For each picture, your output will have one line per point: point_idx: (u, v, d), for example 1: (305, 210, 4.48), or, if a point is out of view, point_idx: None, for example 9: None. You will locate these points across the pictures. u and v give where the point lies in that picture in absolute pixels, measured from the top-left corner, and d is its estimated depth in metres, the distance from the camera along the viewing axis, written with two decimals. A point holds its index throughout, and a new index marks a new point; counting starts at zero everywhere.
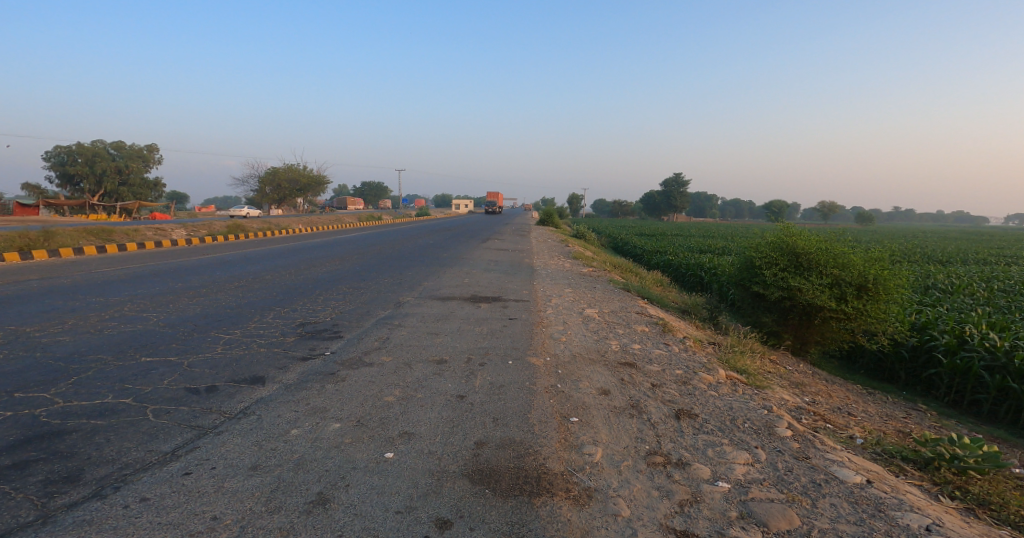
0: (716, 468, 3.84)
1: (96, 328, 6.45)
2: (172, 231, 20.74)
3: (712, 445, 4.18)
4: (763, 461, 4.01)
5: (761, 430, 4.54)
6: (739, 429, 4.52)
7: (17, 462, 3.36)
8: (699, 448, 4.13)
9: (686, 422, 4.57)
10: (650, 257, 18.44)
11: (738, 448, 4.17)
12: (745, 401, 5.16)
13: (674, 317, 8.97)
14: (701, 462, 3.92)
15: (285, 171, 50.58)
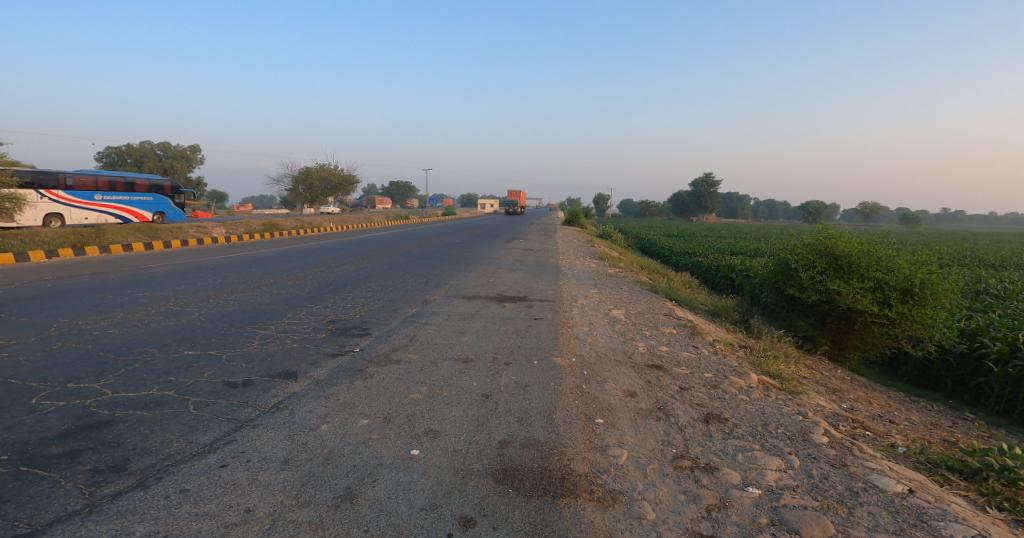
0: (746, 474, 3.77)
1: (142, 322, 6.74)
2: (211, 229, 21.49)
3: (742, 450, 4.10)
4: (796, 467, 3.92)
5: (795, 436, 4.43)
6: (771, 434, 4.42)
7: (69, 451, 3.55)
8: (728, 453, 4.05)
9: (716, 426, 4.50)
10: (680, 258, 18.17)
11: (770, 454, 4.08)
12: (778, 407, 5.04)
13: (705, 319, 8.81)
14: (731, 467, 3.85)
15: (318, 171, 51.67)
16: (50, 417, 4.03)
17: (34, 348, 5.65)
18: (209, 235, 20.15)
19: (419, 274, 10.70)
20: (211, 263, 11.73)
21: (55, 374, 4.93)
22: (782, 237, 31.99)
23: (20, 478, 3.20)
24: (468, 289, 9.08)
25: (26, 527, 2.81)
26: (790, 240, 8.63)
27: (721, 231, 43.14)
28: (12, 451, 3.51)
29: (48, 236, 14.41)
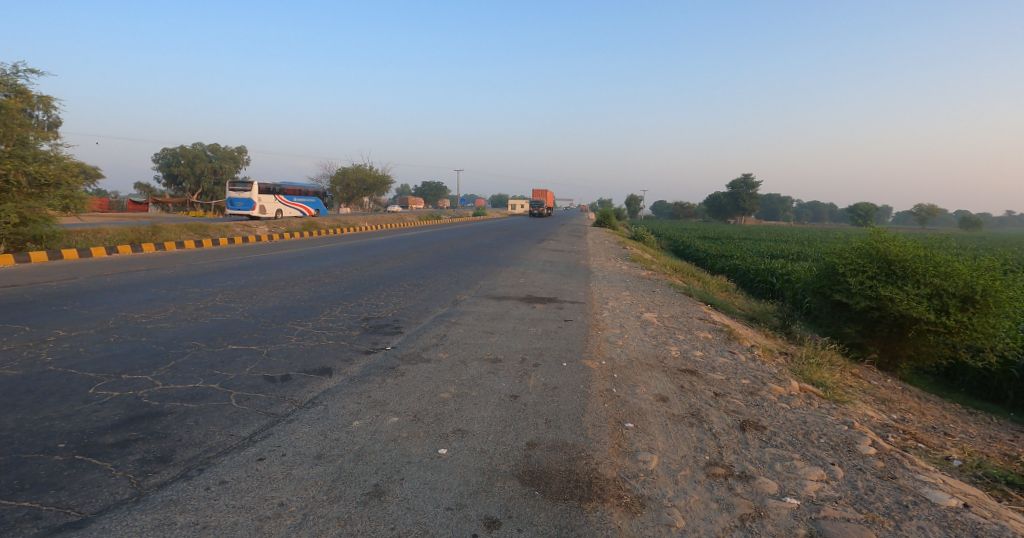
0: (784, 483, 3.65)
1: (191, 317, 7.04)
2: (256, 227, 22.22)
3: (780, 459, 3.97)
4: (839, 478, 3.77)
5: (839, 446, 4.26)
6: (812, 444, 4.26)
7: (120, 440, 3.74)
8: (765, 461, 3.93)
9: (752, 433, 4.37)
10: (717, 261, 17.74)
11: (811, 464, 3.94)
12: (822, 416, 4.85)
13: (745, 325, 8.58)
14: (767, 476, 3.73)
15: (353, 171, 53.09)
16: (104, 407, 4.25)
17: (92, 340, 5.97)
18: (253, 233, 20.86)
19: (451, 273, 10.80)
20: (257, 260, 12.15)
21: (111, 365, 5.20)
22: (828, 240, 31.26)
23: (76, 466, 3.39)
24: (498, 289, 9.12)
25: (78, 514, 2.96)
26: (839, 244, 8.31)
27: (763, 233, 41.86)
28: (69, 439, 3.72)
29: (110, 233, 15.22)
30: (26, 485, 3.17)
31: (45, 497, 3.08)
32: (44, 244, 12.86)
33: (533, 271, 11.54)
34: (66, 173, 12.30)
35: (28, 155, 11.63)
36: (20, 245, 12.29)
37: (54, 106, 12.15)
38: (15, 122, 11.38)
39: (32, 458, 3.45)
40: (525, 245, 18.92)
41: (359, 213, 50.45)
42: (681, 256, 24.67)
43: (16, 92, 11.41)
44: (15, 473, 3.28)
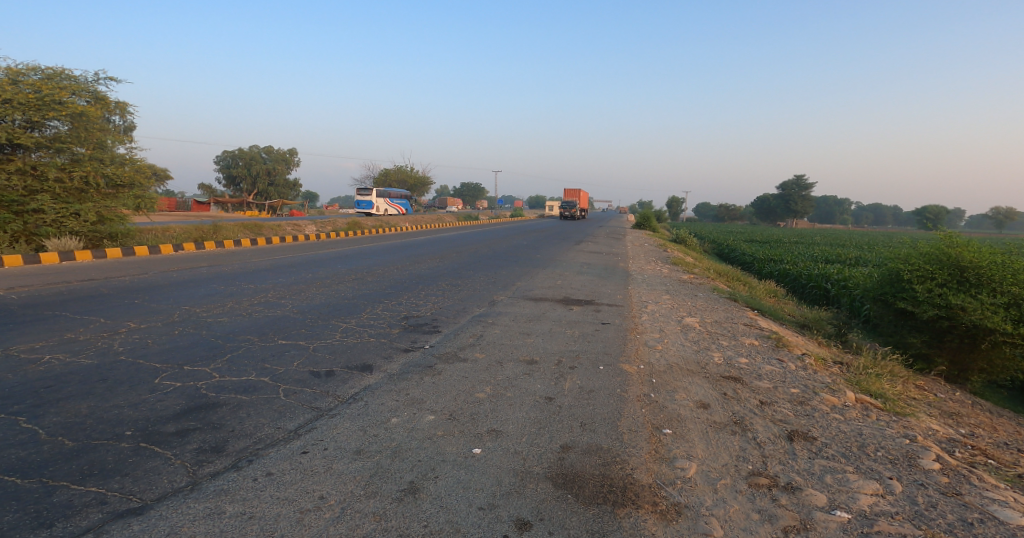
0: (834, 496, 3.49)
1: (245, 311, 7.37)
2: (306, 226, 23.02)
3: (831, 471, 3.80)
4: (895, 493, 3.57)
5: (898, 460, 4.03)
6: (867, 457, 4.05)
7: (180, 430, 3.95)
8: (814, 473, 3.77)
9: (801, 444, 4.20)
10: (766, 265, 17.15)
11: (865, 477, 3.75)
12: (880, 428, 4.60)
13: (796, 332, 8.24)
14: (816, 488, 3.58)
15: (398, 172, 55.43)
16: (167, 397, 4.50)
17: (158, 332, 6.33)
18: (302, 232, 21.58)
19: (489, 274, 10.89)
20: (310, 258, 12.59)
21: (174, 356, 5.51)
22: (883, 243, 29.74)
23: (139, 454, 3.61)
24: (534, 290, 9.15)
25: (138, 500, 3.12)
26: (903, 248, 7.87)
27: (811, 236, 40.60)
28: (135, 428, 3.95)
29: (176, 231, 16.09)
30: (94, 470, 3.38)
31: (110, 482, 3.27)
32: (119, 241, 13.73)
33: (571, 273, 11.48)
34: (139, 174, 13.12)
35: (106, 158, 12.45)
36: (97, 242, 13.16)
37: (130, 112, 12.95)
38: (95, 127, 12.20)
39: (100, 445, 3.69)
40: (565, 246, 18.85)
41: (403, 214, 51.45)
42: (726, 260, 23.99)
43: (97, 99, 12.22)
44: (86, 459, 3.51)
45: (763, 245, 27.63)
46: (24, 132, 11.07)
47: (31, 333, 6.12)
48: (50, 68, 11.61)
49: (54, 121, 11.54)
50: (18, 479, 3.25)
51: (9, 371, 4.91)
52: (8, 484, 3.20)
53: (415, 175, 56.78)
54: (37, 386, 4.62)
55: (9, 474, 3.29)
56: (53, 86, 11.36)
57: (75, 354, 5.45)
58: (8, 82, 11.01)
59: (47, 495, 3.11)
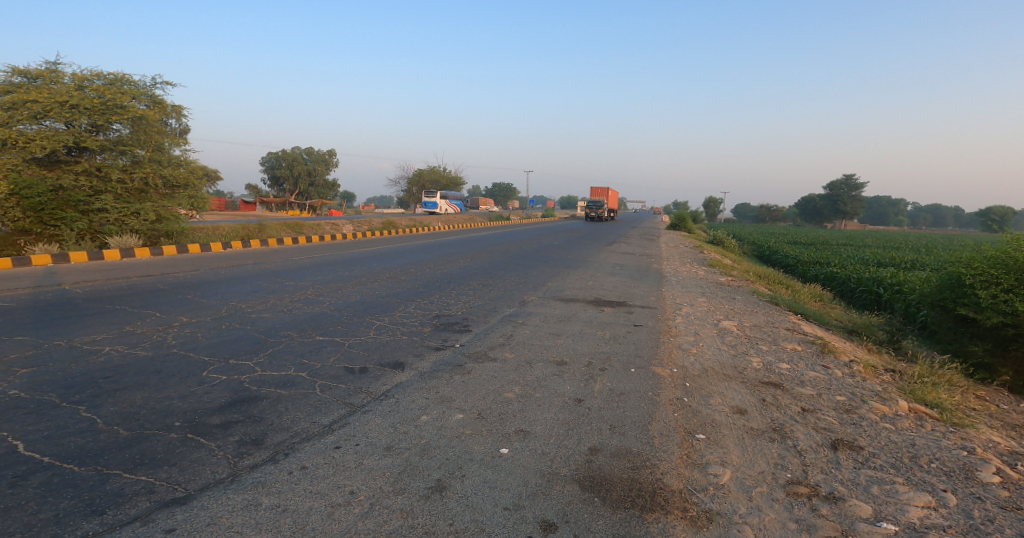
0: (880, 508, 3.34)
1: (287, 308, 7.58)
2: (344, 226, 23.58)
3: (878, 482, 3.63)
4: (949, 506, 3.39)
5: (954, 472, 3.82)
6: (920, 468, 3.85)
7: (223, 422, 4.10)
8: (859, 484, 3.61)
9: (845, 453, 4.02)
10: (811, 268, 16.57)
11: (916, 489, 3.57)
12: (935, 439, 4.37)
13: (843, 338, 7.92)
14: (861, 499, 3.43)
15: (429, 171, 56.60)
16: (213, 389, 4.67)
17: (207, 326, 6.59)
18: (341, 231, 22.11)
19: (520, 274, 10.90)
20: (349, 257, 12.88)
21: (220, 350, 5.73)
22: (937, 247, 28.30)
23: (186, 444, 3.76)
24: (565, 291, 9.10)
25: (183, 490, 3.24)
26: (964, 252, 7.48)
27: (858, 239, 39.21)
28: (183, 419, 4.12)
29: (225, 230, 16.72)
30: (144, 460, 3.54)
31: (158, 472, 3.41)
32: (174, 240, 14.38)
33: (603, 274, 11.37)
34: (193, 175, 13.70)
35: (163, 159, 13.05)
36: (155, 240, 13.82)
37: (184, 114, 13.53)
38: (153, 130, 12.79)
39: (151, 435, 3.86)
40: (600, 247, 18.65)
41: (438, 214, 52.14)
42: (767, 263, 23.30)
43: (155, 103, 12.81)
44: (137, 448, 3.68)
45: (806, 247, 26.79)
46: (90, 135, 11.72)
47: (93, 326, 6.45)
48: (112, 74, 12.22)
49: (116, 124, 12.17)
50: (76, 466, 3.42)
51: (71, 362, 5.20)
52: (67, 470, 3.38)
53: (450, 176, 57.55)
54: (97, 376, 4.88)
55: (68, 461, 3.47)
56: (115, 91, 11.96)
57: (131, 346, 5.73)
58: (74, 87, 11.65)
59: (102, 482, 3.26)
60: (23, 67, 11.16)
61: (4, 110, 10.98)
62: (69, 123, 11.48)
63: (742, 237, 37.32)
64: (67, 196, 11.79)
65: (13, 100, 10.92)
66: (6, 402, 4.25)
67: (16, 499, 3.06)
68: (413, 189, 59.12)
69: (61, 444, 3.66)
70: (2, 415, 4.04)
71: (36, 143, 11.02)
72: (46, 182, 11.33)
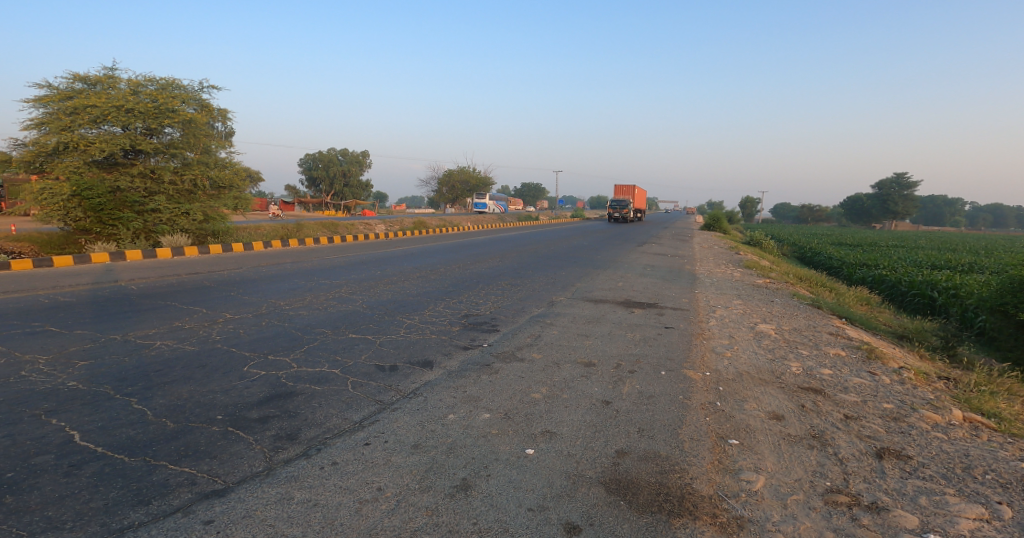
0: (927, 519, 3.19)
1: (322, 306, 7.75)
2: (377, 226, 24.01)
3: (926, 493, 3.46)
4: (1003, 519, 3.21)
5: (1011, 484, 3.61)
6: (973, 480, 3.65)
7: (261, 416, 4.22)
8: (905, 494, 3.45)
9: (892, 462, 3.85)
10: (857, 270, 15.97)
11: (968, 501, 3.39)
12: (991, 450, 4.14)
13: (891, 343, 7.58)
14: (907, 510, 3.28)
15: (459, 171, 57.17)
16: (252, 384, 4.82)
17: (248, 323, 6.80)
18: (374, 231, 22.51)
19: (549, 274, 10.87)
20: (383, 256, 13.06)
21: (259, 346, 5.90)
22: (991, 249, 26.74)
23: (226, 437, 3.88)
24: (595, 292, 9.02)
25: (222, 482, 3.34)
26: None
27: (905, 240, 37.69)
28: (225, 412, 4.26)
29: (266, 229, 17.23)
30: (188, 452, 3.67)
31: (200, 464, 3.53)
32: (219, 239, 14.91)
33: (633, 275, 11.23)
34: (237, 176, 14.17)
35: (210, 161, 13.54)
36: (202, 238, 14.37)
37: (230, 118, 14.00)
38: (201, 133, 13.28)
39: (195, 428, 4.00)
40: (630, 248, 18.47)
41: (469, 214, 52.50)
42: (808, 265, 22.54)
43: (203, 106, 13.29)
44: (182, 440, 3.82)
45: (849, 249, 25.89)
46: (144, 138, 12.28)
47: (147, 321, 6.74)
48: (164, 79, 12.73)
49: (168, 128, 12.69)
50: (126, 456, 3.57)
51: (125, 355, 5.45)
52: (118, 460, 3.52)
53: (480, 176, 57.96)
54: (147, 369, 5.10)
55: (119, 451, 3.63)
56: (167, 96, 12.46)
57: (179, 341, 5.96)
58: (130, 92, 12.17)
59: (149, 473, 3.40)
60: (83, 74, 11.73)
61: (66, 115, 11.55)
62: (125, 127, 12.03)
63: (780, 238, 36.37)
64: (123, 197, 12.35)
65: (75, 106, 11.48)
66: (65, 393, 4.47)
67: (71, 488, 3.20)
68: (445, 189, 59.75)
69: (113, 435, 3.83)
70: (61, 406, 4.25)
71: (95, 146, 11.57)
72: (105, 183, 11.93)
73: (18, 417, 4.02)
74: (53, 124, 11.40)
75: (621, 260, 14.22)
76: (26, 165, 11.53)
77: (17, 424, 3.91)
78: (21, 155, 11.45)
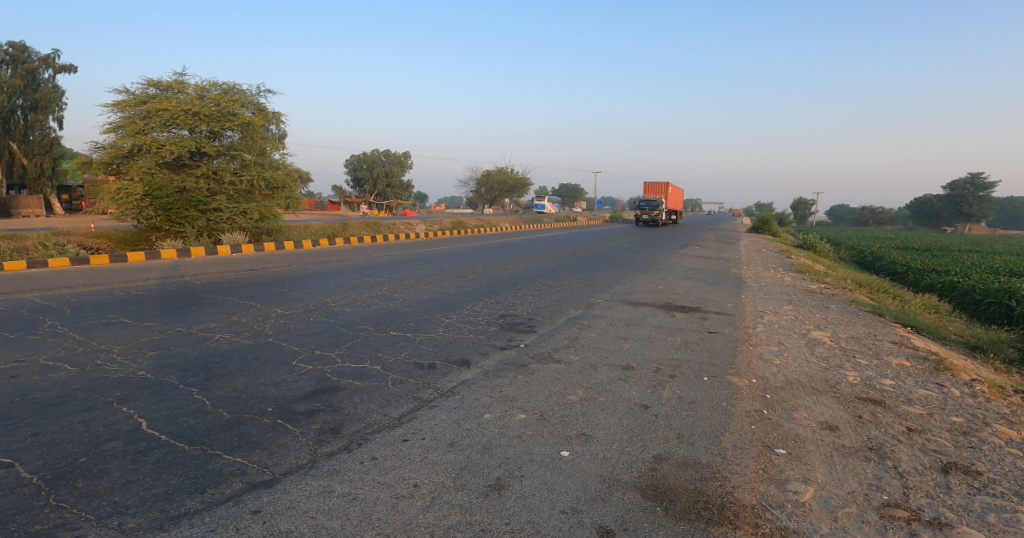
0: None
1: (365, 303, 7.93)
2: (418, 226, 24.40)
3: (995, 510, 3.25)
4: None
5: None
6: None
7: (308, 410, 4.35)
8: (972, 510, 3.25)
9: (957, 478, 3.63)
10: (922, 277, 15.14)
11: None
12: None
13: (961, 354, 7.12)
14: (972, 527, 3.08)
15: (499, 172, 57.49)
16: (300, 378, 4.98)
17: (297, 318, 7.04)
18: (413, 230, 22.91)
19: (586, 275, 10.79)
20: (426, 256, 13.20)
21: (306, 341, 6.09)
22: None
23: (274, 429, 4.03)
24: (635, 294, 8.90)
25: (270, 473, 3.46)
26: None
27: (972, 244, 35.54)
28: (275, 405, 4.42)
29: (313, 228, 17.78)
30: (241, 442, 3.83)
31: (251, 455, 3.67)
32: (271, 237, 15.47)
33: (674, 278, 11.02)
34: (290, 177, 14.62)
35: (266, 163, 14.02)
36: (257, 236, 14.95)
37: (284, 120, 14.50)
38: (258, 135, 13.77)
39: (247, 419, 4.16)
40: (671, 250, 18.12)
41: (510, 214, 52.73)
42: (867, 270, 21.42)
43: (260, 109, 13.76)
44: (235, 431, 3.98)
45: (913, 252, 24.53)
46: (208, 141, 12.88)
47: (206, 315, 7.06)
48: (226, 83, 13.26)
49: (229, 130, 13.26)
50: (186, 445, 3.76)
51: (188, 347, 5.73)
52: (179, 448, 3.71)
53: (518, 177, 58.26)
54: (207, 361, 5.34)
55: (180, 439, 3.82)
56: (229, 99, 12.98)
57: (236, 334, 6.23)
58: (196, 97, 12.79)
59: (205, 462, 3.56)
60: (155, 80, 12.39)
61: (140, 119, 12.24)
62: (191, 130, 12.65)
63: (835, 241, 34.89)
64: (189, 197, 13.01)
65: (148, 110, 12.15)
66: (133, 382, 4.74)
67: (136, 474, 3.39)
68: (484, 190, 60.19)
69: (175, 424, 4.03)
70: (130, 394, 4.50)
71: (165, 149, 12.23)
72: (172, 184, 12.59)
73: (92, 403, 4.28)
74: (128, 128, 12.11)
75: (663, 262, 13.98)
76: (104, 166, 12.30)
77: (91, 410, 4.17)
78: (100, 157, 12.22)
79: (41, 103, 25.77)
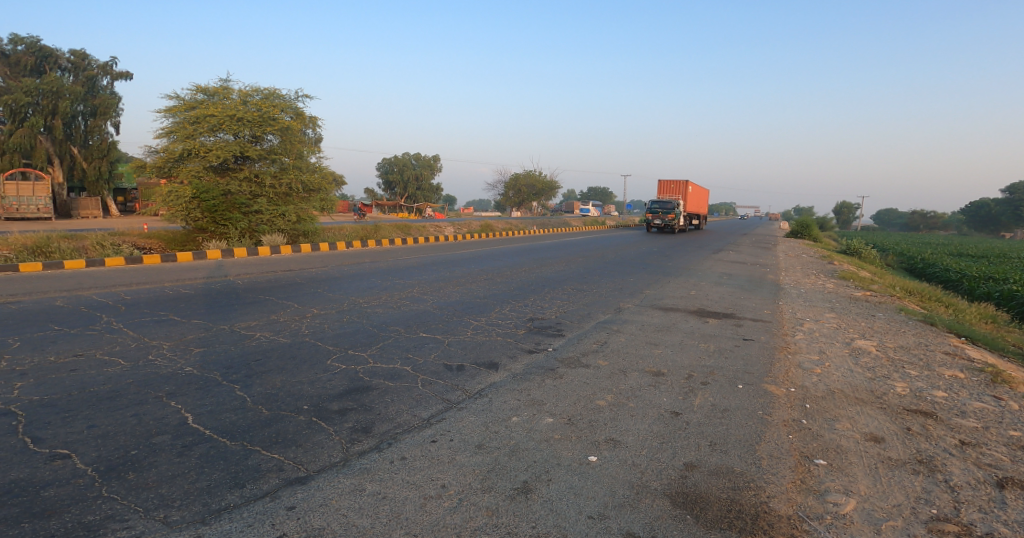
0: None
1: (396, 304, 8.05)
2: (449, 229, 24.63)
3: None
4: None
5: None
6: None
7: (341, 409, 4.44)
8: None
9: (1013, 493, 3.45)
10: (976, 285, 14.43)
11: None
12: None
13: (1020, 366, 6.75)
14: None
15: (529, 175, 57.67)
16: (334, 377, 5.08)
17: (332, 318, 7.19)
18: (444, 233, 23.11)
19: (616, 279, 10.69)
20: (458, 258, 13.31)
21: (341, 341, 6.21)
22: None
23: (309, 427, 4.12)
24: (666, 299, 8.78)
25: (305, 470, 3.55)
26: None
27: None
28: (310, 403, 4.52)
29: (347, 230, 18.13)
30: (278, 439, 3.93)
31: (287, 451, 3.76)
32: (308, 238, 15.85)
33: (708, 283, 10.82)
34: (325, 180, 14.94)
35: (304, 166, 14.34)
36: (294, 238, 15.33)
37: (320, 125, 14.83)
38: (297, 140, 14.10)
39: (284, 417, 4.27)
40: (704, 255, 17.81)
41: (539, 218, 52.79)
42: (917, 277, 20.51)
43: (298, 114, 14.09)
44: (273, 428, 4.09)
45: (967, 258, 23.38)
46: (250, 145, 13.27)
47: (247, 313, 7.29)
48: (267, 89, 13.64)
49: (269, 135, 13.63)
50: (227, 440, 3.88)
51: (231, 344, 5.93)
52: (221, 443, 3.83)
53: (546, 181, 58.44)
54: (248, 358, 5.51)
55: (222, 435, 3.95)
56: (270, 104, 13.35)
57: (274, 333, 6.41)
58: (240, 102, 13.18)
59: (245, 457, 3.67)
60: (203, 86, 12.86)
61: (190, 124, 12.72)
62: (235, 135, 13.06)
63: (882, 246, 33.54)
64: (233, 200, 13.44)
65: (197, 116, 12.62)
66: (181, 377, 4.93)
67: (181, 467, 3.52)
68: (513, 194, 60.39)
69: (218, 419, 4.17)
70: (178, 389, 4.68)
71: (212, 153, 12.66)
72: (218, 187, 13.03)
73: (143, 398, 4.46)
74: (178, 132, 12.60)
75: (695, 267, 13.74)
76: (156, 170, 12.84)
77: (142, 404, 4.35)
78: (153, 161, 12.75)
79: (97, 110, 27.19)
